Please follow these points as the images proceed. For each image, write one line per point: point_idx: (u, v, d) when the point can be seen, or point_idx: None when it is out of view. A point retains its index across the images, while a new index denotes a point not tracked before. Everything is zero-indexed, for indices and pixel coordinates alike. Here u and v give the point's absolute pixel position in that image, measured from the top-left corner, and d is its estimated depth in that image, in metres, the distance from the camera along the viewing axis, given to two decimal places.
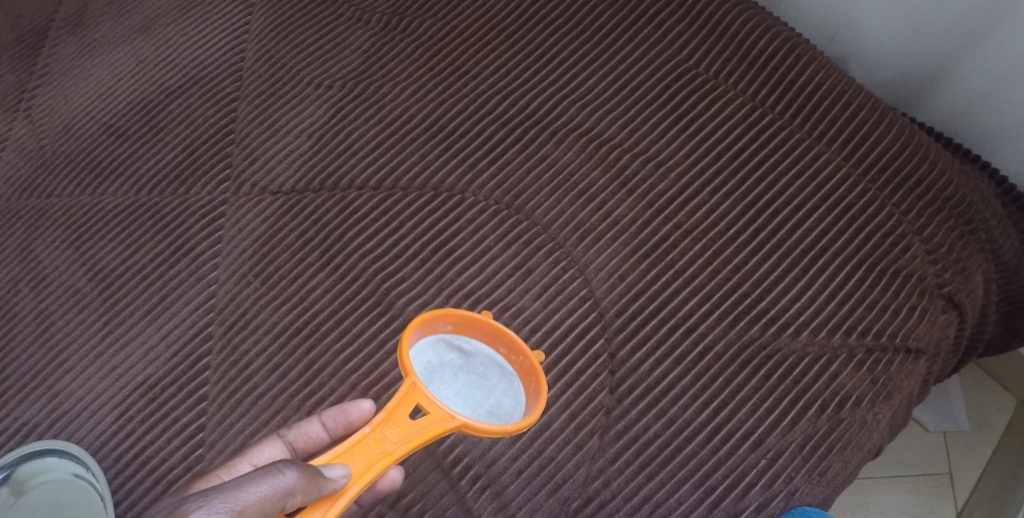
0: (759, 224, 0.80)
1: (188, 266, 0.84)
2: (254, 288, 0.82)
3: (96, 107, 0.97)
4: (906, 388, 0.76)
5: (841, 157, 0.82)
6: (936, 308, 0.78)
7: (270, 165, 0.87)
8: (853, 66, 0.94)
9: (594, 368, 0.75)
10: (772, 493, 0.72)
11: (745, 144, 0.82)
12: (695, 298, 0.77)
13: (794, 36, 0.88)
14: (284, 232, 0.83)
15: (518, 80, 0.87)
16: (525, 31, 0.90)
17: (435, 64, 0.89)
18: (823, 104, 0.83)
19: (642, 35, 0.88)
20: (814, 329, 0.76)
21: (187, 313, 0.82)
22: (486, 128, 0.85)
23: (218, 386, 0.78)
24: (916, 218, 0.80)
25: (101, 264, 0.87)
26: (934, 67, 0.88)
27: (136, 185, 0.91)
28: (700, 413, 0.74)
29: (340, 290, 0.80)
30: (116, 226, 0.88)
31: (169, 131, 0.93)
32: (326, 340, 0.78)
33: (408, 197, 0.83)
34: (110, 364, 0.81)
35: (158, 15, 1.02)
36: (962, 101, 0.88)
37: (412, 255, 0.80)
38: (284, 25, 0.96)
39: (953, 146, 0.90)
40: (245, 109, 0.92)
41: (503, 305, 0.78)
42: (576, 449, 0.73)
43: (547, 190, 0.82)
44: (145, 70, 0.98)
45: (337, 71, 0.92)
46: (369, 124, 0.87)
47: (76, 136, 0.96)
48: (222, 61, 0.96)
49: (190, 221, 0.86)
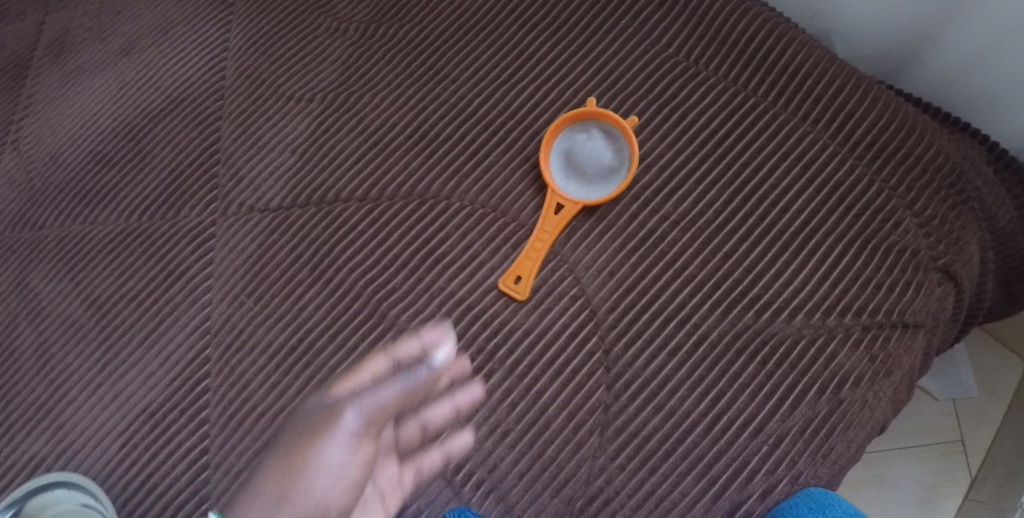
0: (747, 210, 0.79)
1: (181, 289, 0.84)
2: (248, 308, 0.82)
3: (81, 134, 0.95)
4: (906, 364, 0.75)
5: (826, 136, 0.81)
6: (931, 282, 0.77)
7: (256, 183, 0.86)
8: (837, 41, 0.93)
9: (590, 366, 0.76)
10: (775, 478, 0.72)
11: (729, 129, 0.82)
12: (687, 288, 0.77)
13: (776, 16, 0.86)
14: (274, 250, 0.83)
15: (497, 80, 0.86)
16: (503, 28, 0.88)
17: (413, 70, 0.88)
18: (806, 83, 0.82)
19: (621, 25, 0.86)
20: (808, 313, 0.76)
21: (184, 338, 0.82)
22: (467, 132, 0.84)
23: (219, 408, 0.79)
24: (906, 191, 0.79)
25: (94, 292, 0.86)
26: (918, 36, 0.87)
27: (125, 212, 0.89)
28: (698, 404, 0.74)
29: (333, 305, 0.80)
30: (108, 255, 0.87)
31: (155, 155, 0.91)
32: (322, 355, 0.78)
33: (394, 206, 0.82)
34: (112, 392, 0.82)
35: (137, 37, 0.99)
36: (948, 69, 0.87)
37: (402, 265, 0.80)
38: (261, 39, 0.94)
39: (941, 115, 0.88)
40: (228, 128, 0.90)
41: (495, 309, 0.78)
42: (577, 448, 0.74)
43: (532, 190, 0.82)
44: (129, 93, 0.96)
45: (316, 83, 0.90)
46: (352, 135, 0.86)
47: (63, 166, 0.94)
48: (203, 81, 0.93)
49: (180, 244, 0.86)
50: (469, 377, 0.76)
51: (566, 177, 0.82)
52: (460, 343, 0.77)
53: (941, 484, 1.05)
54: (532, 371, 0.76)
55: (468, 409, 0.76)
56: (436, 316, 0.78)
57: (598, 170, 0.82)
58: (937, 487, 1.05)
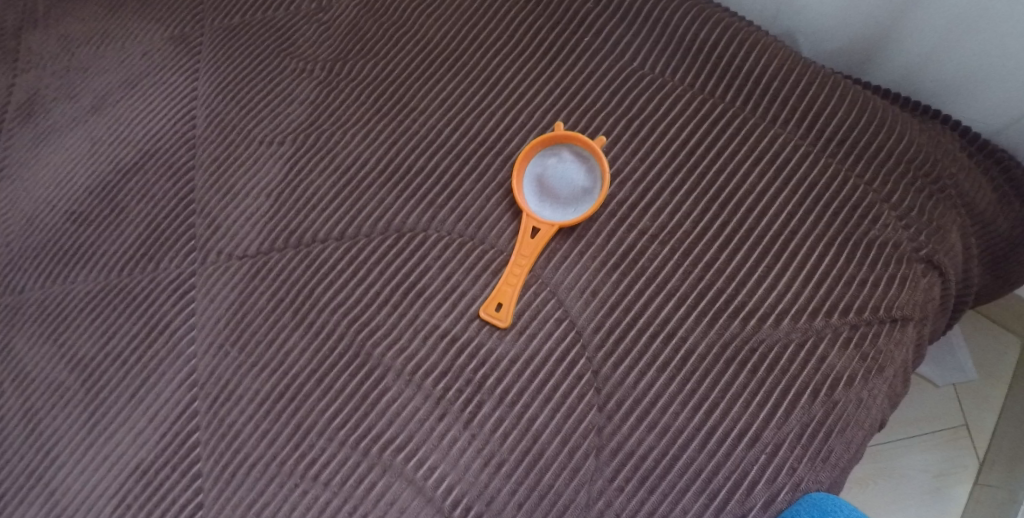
0: (724, 217, 0.79)
1: (164, 343, 0.82)
2: (233, 357, 0.81)
3: (55, 194, 0.93)
4: (897, 359, 0.75)
5: (798, 137, 0.80)
6: (916, 273, 0.76)
7: (232, 229, 0.85)
8: (802, 41, 0.93)
9: (580, 388, 0.75)
10: (777, 487, 0.71)
11: (701, 138, 0.81)
12: (670, 302, 0.77)
13: (738, 21, 0.86)
14: (255, 297, 0.82)
15: (466, 108, 0.86)
16: (468, 56, 0.88)
17: (381, 104, 0.88)
18: (773, 86, 0.82)
19: (584, 44, 0.86)
20: (794, 316, 0.75)
21: (170, 393, 0.81)
22: (440, 162, 0.84)
23: (210, 462, 0.78)
24: (882, 185, 0.79)
25: (76, 353, 0.85)
26: (879, 30, 0.87)
27: (103, 269, 0.87)
28: (692, 418, 0.73)
29: (317, 347, 0.79)
30: (88, 314, 0.86)
31: (130, 210, 0.89)
32: (310, 400, 0.78)
33: (372, 242, 0.82)
34: (101, 454, 0.81)
35: (106, 93, 0.97)
36: (913, 59, 0.87)
37: (384, 301, 0.79)
38: (230, 86, 0.92)
39: (911, 104, 0.88)
40: (202, 176, 0.89)
41: (480, 339, 0.77)
42: (573, 473, 0.73)
43: (508, 215, 0.81)
44: (100, 149, 0.94)
45: (286, 125, 0.89)
46: (325, 174, 0.86)
47: (39, 229, 0.92)
48: (175, 132, 0.92)
49: (161, 297, 0.84)
50: (460, 409, 0.76)
51: (539, 200, 0.81)
52: (448, 375, 0.77)
53: (950, 470, 1.03)
54: (522, 398, 0.75)
55: (461, 442, 0.75)
56: (421, 350, 0.78)
57: (571, 192, 0.81)
58: (946, 474, 1.03)
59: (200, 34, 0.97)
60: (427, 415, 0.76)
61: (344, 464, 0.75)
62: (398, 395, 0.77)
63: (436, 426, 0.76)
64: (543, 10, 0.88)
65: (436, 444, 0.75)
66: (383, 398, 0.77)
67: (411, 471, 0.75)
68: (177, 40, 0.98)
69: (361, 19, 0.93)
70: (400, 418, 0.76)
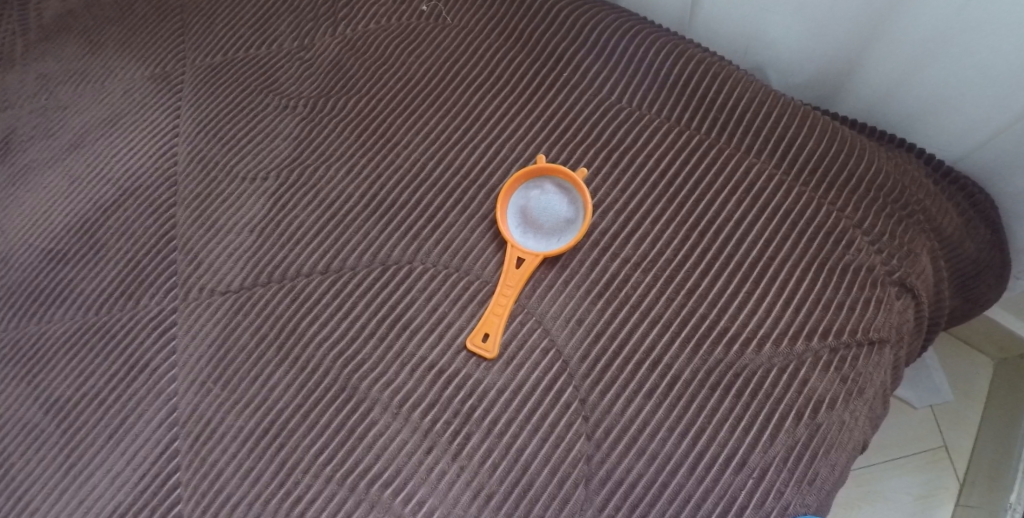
0: (704, 246, 0.80)
1: (145, 382, 0.81)
2: (215, 395, 0.80)
3: (33, 232, 0.92)
4: (877, 380, 0.76)
5: (772, 166, 0.82)
6: (890, 296, 0.78)
7: (214, 265, 0.85)
8: (770, 74, 0.96)
9: (567, 417, 0.75)
10: (766, 511, 0.72)
11: (678, 170, 0.83)
12: (654, 329, 0.78)
13: (712, 57, 0.88)
14: (238, 332, 0.81)
15: (448, 142, 0.87)
16: (450, 91, 0.89)
17: (364, 139, 0.88)
18: (746, 117, 0.84)
19: (563, 79, 0.88)
20: (776, 340, 0.76)
21: (150, 432, 0.79)
22: (424, 196, 0.85)
23: (192, 503, 0.77)
24: (854, 211, 0.80)
25: (53, 396, 0.83)
26: (846, 64, 0.89)
27: (82, 307, 0.86)
28: (679, 444, 0.74)
29: (303, 382, 0.79)
30: (65, 355, 0.84)
31: (111, 246, 0.88)
32: (296, 436, 0.77)
33: (357, 276, 0.82)
34: (78, 497, 0.79)
35: (86, 131, 0.97)
36: (879, 91, 0.90)
37: (369, 335, 0.79)
38: (212, 123, 0.92)
39: (877, 134, 0.91)
40: (183, 213, 0.88)
41: (467, 370, 0.78)
42: (563, 504, 0.73)
43: (492, 246, 0.82)
44: (80, 186, 0.93)
45: (269, 160, 0.89)
46: (309, 209, 0.86)
47: (15, 267, 0.91)
48: (155, 167, 0.92)
49: (141, 335, 0.83)
50: (449, 441, 0.76)
51: (523, 231, 0.82)
52: (435, 407, 0.77)
53: (933, 492, 1.04)
54: (510, 429, 0.75)
55: (449, 475, 0.75)
56: (408, 382, 0.78)
57: (554, 224, 0.82)
58: (929, 496, 1.04)
59: (182, 72, 0.97)
60: (414, 448, 0.76)
61: (331, 501, 0.75)
62: (386, 429, 0.76)
63: (424, 459, 0.75)
64: (523, 47, 0.90)
65: (425, 478, 0.75)
66: (370, 432, 0.76)
67: (398, 506, 0.74)
68: (158, 78, 0.98)
69: (342, 55, 0.93)
70: (387, 451, 0.76)
